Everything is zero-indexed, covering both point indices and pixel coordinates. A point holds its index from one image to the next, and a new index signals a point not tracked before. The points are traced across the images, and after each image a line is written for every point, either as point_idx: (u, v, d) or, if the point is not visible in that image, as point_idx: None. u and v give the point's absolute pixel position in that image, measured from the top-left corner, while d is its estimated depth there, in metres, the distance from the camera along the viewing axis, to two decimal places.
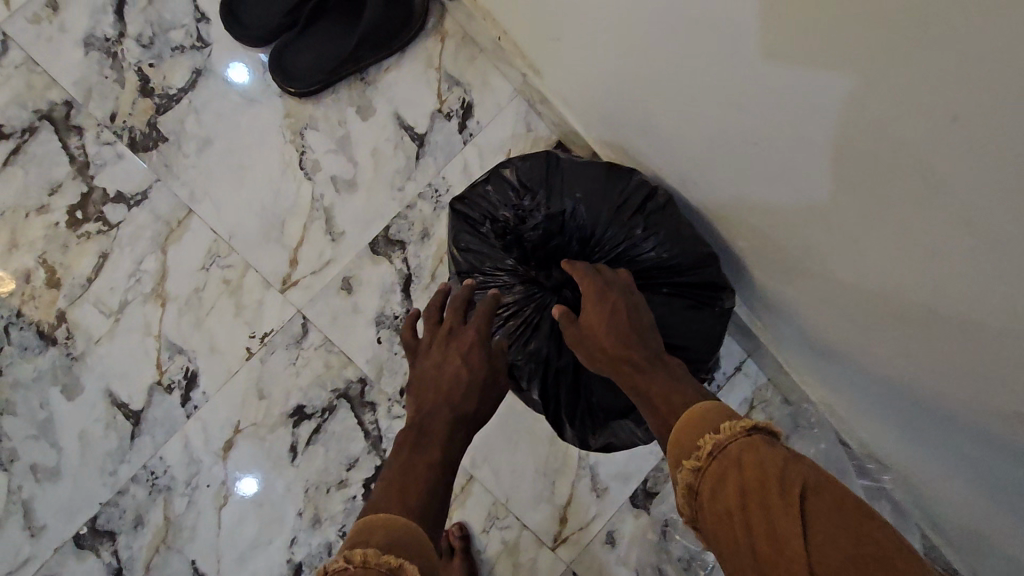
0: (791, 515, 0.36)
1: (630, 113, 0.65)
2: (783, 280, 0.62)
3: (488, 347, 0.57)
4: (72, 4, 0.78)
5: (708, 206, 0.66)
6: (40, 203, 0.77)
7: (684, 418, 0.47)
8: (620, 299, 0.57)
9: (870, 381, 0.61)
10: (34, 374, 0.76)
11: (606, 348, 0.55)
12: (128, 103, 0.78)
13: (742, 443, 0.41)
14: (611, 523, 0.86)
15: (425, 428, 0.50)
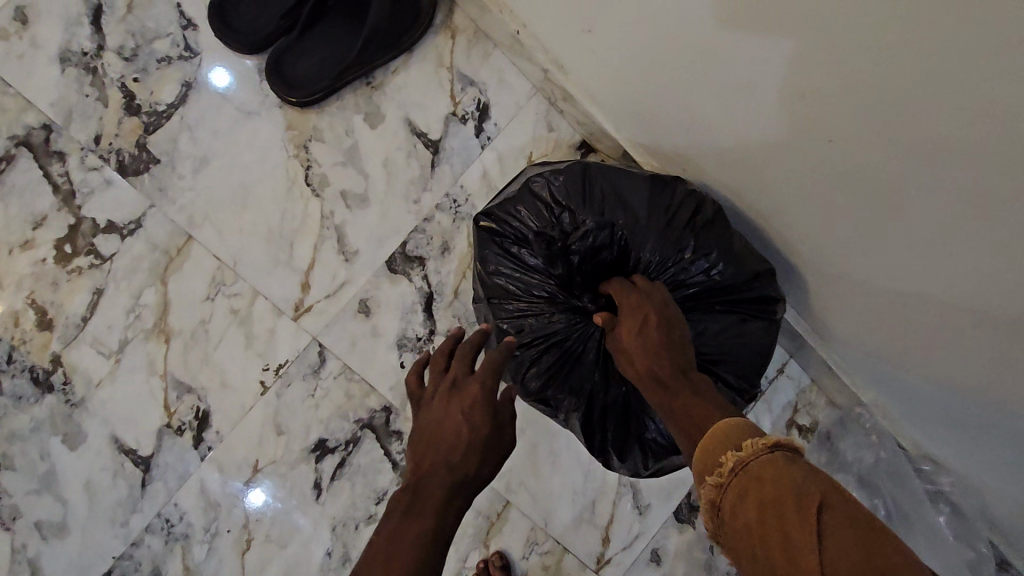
0: (806, 532, 0.30)
1: (675, 110, 0.61)
2: (842, 281, 0.61)
3: (495, 403, 0.48)
4: (44, 16, 0.71)
5: (761, 202, 0.62)
6: (25, 238, 0.70)
7: (709, 430, 0.40)
8: (652, 312, 0.51)
9: (941, 378, 0.60)
10: (31, 424, 0.70)
11: (638, 367, 0.49)
12: (114, 123, 0.71)
13: (760, 459, 0.35)
14: (657, 541, 0.81)
15: (418, 496, 0.44)
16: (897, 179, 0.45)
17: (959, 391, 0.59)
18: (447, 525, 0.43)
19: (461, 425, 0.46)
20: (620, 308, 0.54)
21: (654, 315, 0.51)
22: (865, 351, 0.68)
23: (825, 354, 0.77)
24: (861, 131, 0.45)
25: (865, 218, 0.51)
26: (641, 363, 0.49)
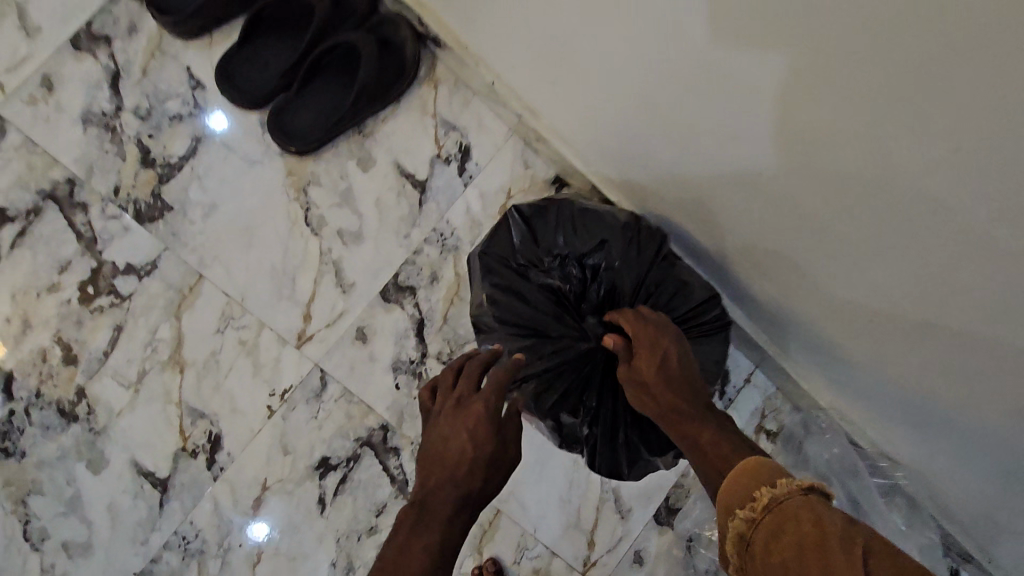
0: (851, 563, 0.34)
1: (635, 150, 0.69)
2: (795, 303, 0.68)
3: (497, 418, 0.55)
4: (67, 82, 0.79)
5: (716, 233, 0.69)
6: (51, 281, 0.77)
7: (740, 469, 0.46)
8: (671, 347, 0.59)
9: (889, 395, 0.68)
10: (57, 451, 0.76)
11: (657, 397, 0.56)
12: (131, 176, 0.79)
13: (797, 498, 0.40)
14: (640, 542, 0.88)
15: (426, 512, 0.49)
16: (829, 200, 0.50)
17: (905, 405, 0.67)
18: (450, 539, 0.49)
19: (464, 447, 0.52)
20: (635, 339, 0.61)
21: (670, 348, 0.59)
22: (824, 364, 0.75)
23: (788, 366, 0.84)
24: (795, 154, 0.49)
25: (805, 236, 0.56)
26: (653, 392, 0.57)
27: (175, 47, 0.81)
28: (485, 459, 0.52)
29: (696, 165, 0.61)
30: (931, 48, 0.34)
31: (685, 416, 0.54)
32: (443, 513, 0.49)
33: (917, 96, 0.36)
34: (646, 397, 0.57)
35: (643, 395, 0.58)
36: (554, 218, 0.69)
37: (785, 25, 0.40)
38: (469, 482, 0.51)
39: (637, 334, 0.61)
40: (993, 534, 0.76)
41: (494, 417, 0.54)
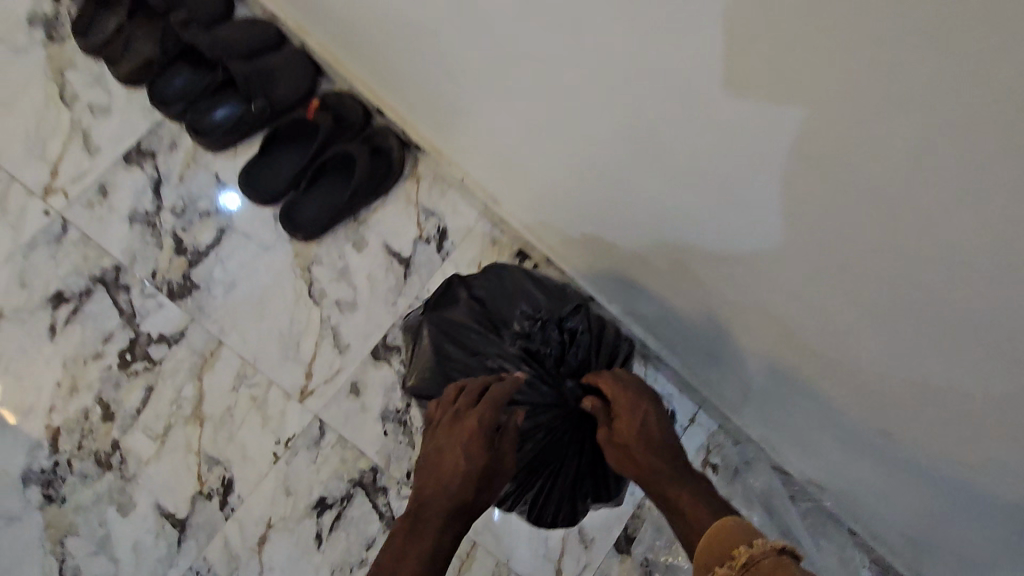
0: None
1: (592, 219, 0.80)
2: (760, 349, 0.73)
3: (489, 436, 0.63)
4: (119, 188, 0.97)
5: (651, 292, 0.84)
6: (96, 350, 0.93)
7: (721, 530, 0.54)
8: (648, 410, 0.66)
9: (840, 436, 0.76)
10: (92, 497, 0.89)
11: (635, 456, 0.64)
12: (167, 262, 0.96)
13: (771, 557, 0.47)
14: (602, 570, 0.98)
15: (423, 521, 0.60)
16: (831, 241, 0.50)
17: (868, 448, 0.73)
18: (442, 547, 0.59)
19: (457, 466, 0.61)
20: (614, 399, 0.67)
21: (649, 408, 0.66)
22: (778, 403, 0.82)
23: (728, 411, 0.97)
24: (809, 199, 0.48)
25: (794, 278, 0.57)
26: (635, 452, 0.64)
27: (206, 158, 1.00)
28: (475, 475, 0.61)
29: (676, 222, 0.66)
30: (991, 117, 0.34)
31: (667, 476, 0.62)
32: (436, 523, 0.60)
33: (844, 185, 0.45)
34: (633, 459, 0.64)
35: (629, 457, 0.65)
36: (499, 288, 0.77)
37: (839, 64, 0.38)
38: (461, 496, 0.60)
39: (620, 399, 0.67)
40: (897, 538, 0.89)
41: (487, 435, 0.63)
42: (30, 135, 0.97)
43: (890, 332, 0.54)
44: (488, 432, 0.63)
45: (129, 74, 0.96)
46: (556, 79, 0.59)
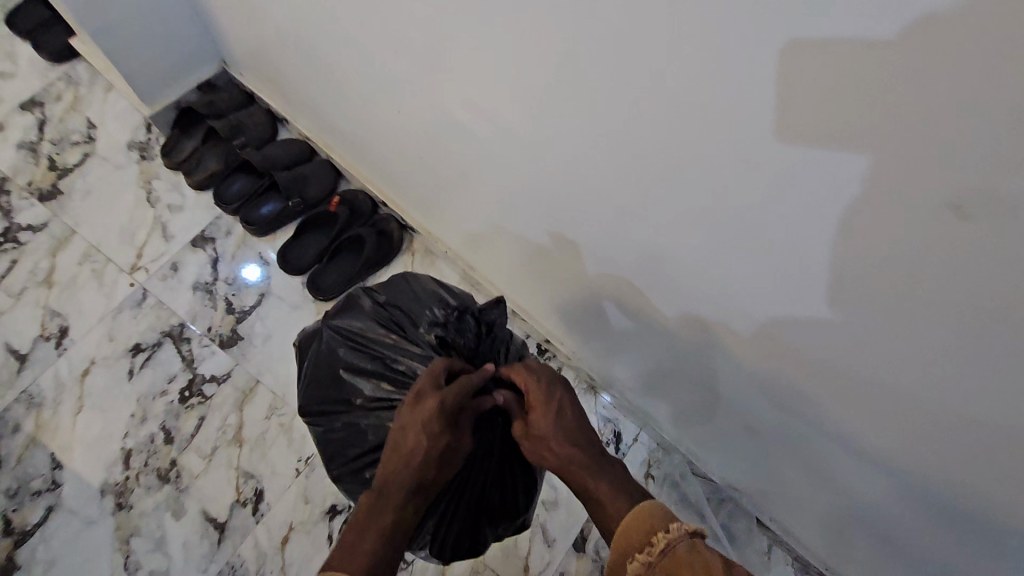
0: None
1: (552, 259, 0.94)
2: (734, 365, 0.77)
3: (448, 419, 0.61)
4: (185, 264, 1.28)
5: (590, 337, 1.10)
6: (162, 388, 1.19)
7: (633, 514, 0.53)
8: (563, 398, 0.64)
9: (830, 448, 0.75)
10: (154, 504, 1.12)
11: (553, 447, 0.60)
12: (220, 319, 1.25)
13: (687, 544, 0.48)
14: (562, 566, 1.20)
15: (377, 505, 0.56)
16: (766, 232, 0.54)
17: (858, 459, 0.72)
18: (392, 539, 0.54)
19: (420, 445, 0.58)
20: (531, 392, 0.64)
21: (560, 397, 0.64)
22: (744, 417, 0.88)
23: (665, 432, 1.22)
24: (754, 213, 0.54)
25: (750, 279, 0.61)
26: (547, 440, 0.61)
27: (253, 241, 1.31)
28: (436, 455, 0.59)
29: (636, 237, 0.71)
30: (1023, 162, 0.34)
31: (586, 465, 0.59)
32: (393, 506, 0.56)
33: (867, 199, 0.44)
34: (548, 449, 0.61)
35: (543, 443, 0.61)
36: (401, 298, 0.83)
37: (877, 92, 0.38)
38: (421, 476, 0.58)
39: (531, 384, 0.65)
40: (796, 533, 1.12)
41: (450, 415, 0.61)
42: (121, 226, 1.28)
43: (881, 344, 0.54)
44: (453, 412, 0.61)
45: (200, 182, 1.29)
46: (496, 190, 0.91)
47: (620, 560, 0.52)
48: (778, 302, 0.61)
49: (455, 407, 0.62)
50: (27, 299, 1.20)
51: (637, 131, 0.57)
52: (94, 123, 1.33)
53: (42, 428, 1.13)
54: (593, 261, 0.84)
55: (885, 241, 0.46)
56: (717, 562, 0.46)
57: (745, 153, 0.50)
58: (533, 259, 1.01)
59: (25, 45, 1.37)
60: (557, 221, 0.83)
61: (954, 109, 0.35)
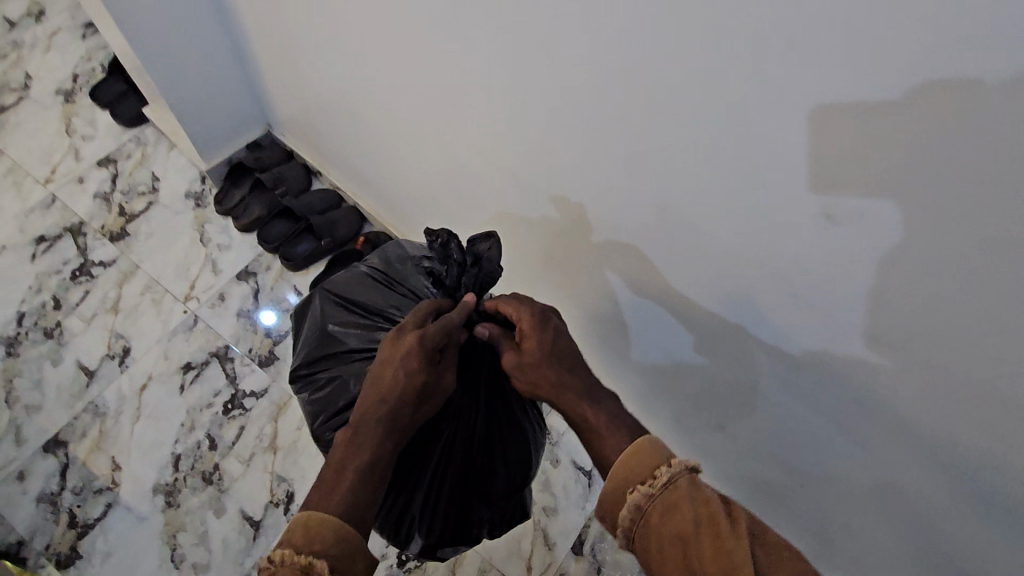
0: (735, 534, 0.50)
1: (558, 279, 1.09)
2: (714, 358, 0.90)
3: (423, 354, 0.67)
4: (231, 295, 1.47)
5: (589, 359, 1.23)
6: (208, 401, 1.36)
7: (632, 449, 0.59)
8: (556, 330, 0.72)
9: (788, 435, 0.88)
10: (199, 503, 1.27)
11: (552, 379, 0.68)
12: (259, 342, 1.42)
13: (687, 480, 0.54)
14: (562, 568, 1.31)
15: (351, 442, 0.62)
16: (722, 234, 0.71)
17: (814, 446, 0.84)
18: (366, 476, 0.60)
19: (395, 385, 0.65)
20: (525, 330, 0.72)
21: (557, 324, 0.73)
22: (719, 416, 1.01)
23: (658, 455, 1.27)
24: (711, 225, 0.72)
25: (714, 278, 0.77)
26: (546, 365, 0.69)
27: (289, 275, 1.50)
28: (408, 391, 0.65)
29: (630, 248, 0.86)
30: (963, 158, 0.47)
31: (589, 396, 0.66)
32: (365, 445, 0.62)
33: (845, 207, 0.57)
34: (549, 377, 0.68)
35: (542, 371, 0.69)
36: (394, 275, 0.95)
37: (871, 132, 0.51)
38: (392, 415, 0.64)
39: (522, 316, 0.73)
40: None
41: (424, 351, 0.68)
42: (178, 262, 1.48)
43: (844, 323, 0.66)
44: (426, 348, 0.68)
45: (246, 225, 1.50)
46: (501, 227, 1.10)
47: (617, 487, 0.57)
48: (741, 292, 0.76)
49: (430, 346, 0.69)
50: (97, 323, 1.40)
51: (609, 171, 0.79)
52: (158, 177, 1.57)
53: (105, 434, 1.30)
54: (588, 277, 1.00)
55: (798, 241, 0.64)
56: (718, 501, 0.53)
57: (690, 186, 0.70)
58: (537, 285, 1.16)
59: (102, 113, 1.63)
60: (555, 247, 1.01)
61: (906, 127, 0.48)
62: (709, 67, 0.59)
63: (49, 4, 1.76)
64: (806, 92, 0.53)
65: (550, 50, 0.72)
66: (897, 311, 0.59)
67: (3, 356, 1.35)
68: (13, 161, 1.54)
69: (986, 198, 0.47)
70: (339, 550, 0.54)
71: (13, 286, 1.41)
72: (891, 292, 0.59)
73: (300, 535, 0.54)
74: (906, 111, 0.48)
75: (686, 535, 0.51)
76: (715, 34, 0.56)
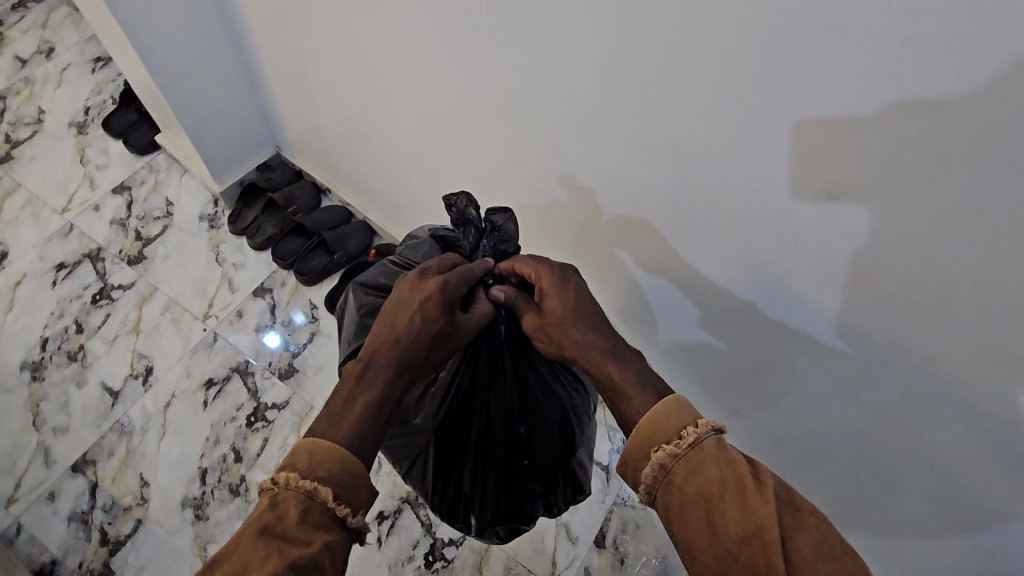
0: (761, 495, 0.52)
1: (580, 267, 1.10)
2: (727, 339, 0.96)
3: (444, 304, 0.68)
4: (249, 312, 1.51)
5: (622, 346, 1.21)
6: (232, 415, 1.39)
7: (657, 409, 0.59)
8: (576, 286, 0.72)
9: (807, 404, 0.92)
10: (227, 514, 1.29)
11: (577, 339, 0.67)
12: (278, 356, 1.46)
13: (714, 442, 0.56)
14: (585, 561, 1.34)
15: (362, 378, 0.62)
16: (724, 223, 0.78)
17: (823, 411, 0.90)
18: (373, 412, 0.60)
19: (412, 326, 0.65)
20: (546, 288, 0.72)
21: (576, 283, 0.72)
22: (734, 391, 1.06)
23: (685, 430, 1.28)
24: (716, 210, 0.77)
25: (723, 259, 0.83)
26: (567, 326, 0.68)
27: (304, 289, 1.54)
28: (424, 335, 0.66)
29: (642, 237, 0.91)
30: (933, 134, 0.54)
31: (613, 354, 0.66)
32: (376, 381, 0.62)
33: (833, 187, 0.64)
34: (570, 338, 0.68)
35: (563, 332, 0.69)
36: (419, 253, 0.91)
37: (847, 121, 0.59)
38: (407, 355, 0.64)
39: (540, 274, 0.73)
40: None
41: (442, 299, 0.68)
42: (196, 282, 1.53)
43: (847, 289, 0.71)
44: (443, 296, 0.68)
45: (261, 243, 1.56)
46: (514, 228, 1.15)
47: (640, 445, 0.59)
48: (752, 271, 0.81)
49: (450, 295, 0.69)
50: (119, 344, 1.44)
51: (618, 166, 0.84)
52: (171, 201, 1.62)
53: (132, 452, 1.33)
54: (602, 268, 1.05)
55: (799, 219, 0.70)
56: (744, 463, 0.55)
57: (693, 177, 0.76)
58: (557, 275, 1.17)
59: (114, 143, 1.68)
60: (574, 239, 1.04)
61: (881, 109, 0.56)
62: (707, 65, 0.65)
63: (59, 41, 1.82)
64: (801, 80, 0.59)
65: (556, 60, 0.78)
66: (892, 272, 0.65)
67: (28, 380, 1.39)
68: (31, 193, 1.60)
69: (971, 162, 0.53)
70: (345, 479, 0.55)
71: (35, 313, 1.46)
72: (885, 258, 0.65)
73: (304, 461, 0.55)
74: (883, 96, 0.55)
75: (710, 496, 0.53)
76: (709, 36, 0.62)
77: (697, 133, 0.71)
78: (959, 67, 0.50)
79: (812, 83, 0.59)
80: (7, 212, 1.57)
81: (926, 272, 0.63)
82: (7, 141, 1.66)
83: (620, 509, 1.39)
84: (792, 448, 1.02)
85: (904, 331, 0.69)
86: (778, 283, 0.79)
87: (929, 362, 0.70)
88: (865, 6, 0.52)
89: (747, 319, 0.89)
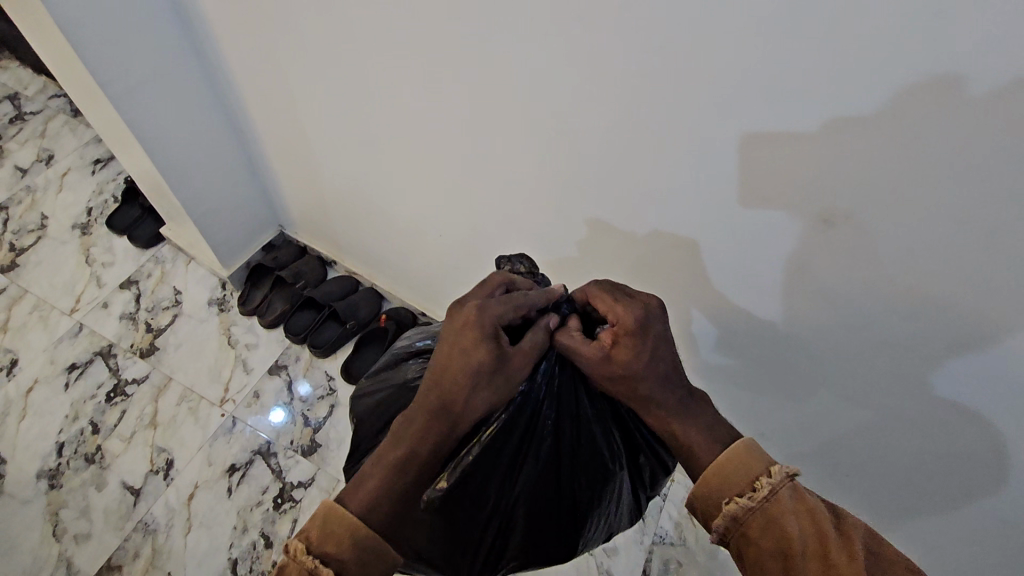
0: (838, 544, 0.53)
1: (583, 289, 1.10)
2: (755, 356, 0.98)
3: (501, 356, 0.65)
4: (265, 392, 1.49)
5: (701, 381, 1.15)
6: (257, 499, 1.35)
7: (729, 452, 0.60)
8: (657, 338, 0.65)
9: (844, 406, 0.93)
10: None
11: (640, 391, 0.65)
12: (298, 432, 1.44)
13: (789, 488, 0.57)
14: None
15: (397, 436, 0.62)
16: (735, 255, 0.82)
17: (868, 413, 0.91)
18: (403, 472, 0.61)
19: (454, 367, 0.63)
20: (622, 326, 0.66)
21: (658, 332, 0.65)
22: (766, 406, 1.07)
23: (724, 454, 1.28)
24: (724, 244, 0.81)
25: (737, 286, 0.86)
26: (637, 380, 0.64)
27: (318, 362, 1.54)
28: (473, 371, 0.63)
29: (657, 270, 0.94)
30: (919, 161, 0.58)
31: (677, 414, 0.64)
32: (413, 437, 0.62)
33: (834, 213, 0.68)
34: (637, 389, 0.65)
35: (632, 384, 0.65)
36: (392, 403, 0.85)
37: (838, 154, 0.62)
38: (450, 401, 0.63)
39: (619, 313, 0.66)
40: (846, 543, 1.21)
41: (486, 334, 0.65)
42: (211, 367, 1.52)
43: (866, 301, 0.74)
44: (486, 330, 0.65)
45: (272, 321, 1.57)
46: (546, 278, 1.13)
47: (712, 493, 0.59)
48: (767, 292, 0.84)
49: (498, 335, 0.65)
50: (137, 440, 1.42)
51: (623, 213, 0.88)
52: (179, 290, 1.64)
53: (158, 551, 1.29)
54: None
55: (802, 244, 0.74)
56: (823, 512, 0.56)
57: (699, 218, 0.80)
58: None
59: (119, 239, 1.71)
60: (586, 275, 1.05)
61: (866, 145, 0.60)
62: (693, 118, 0.69)
63: (58, 148, 1.88)
64: (787, 129, 0.64)
65: (554, 127, 0.82)
66: (906, 283, 0.69)
67: (46, 489, 1.35)
68: (38, 298, 1.61)
69: (956, 184, 0.58)
70: (356, 554, 0.55)
71: (49, 418, 1.44)
72: (898, 273, 0.69)
73: (318, 528, 0.55)
74: (864, 134, 0.59)
75: (789, 552, 0.54)
76: (693, 97, 0.67)
77: (696, 179, 0.76)
78: (932, 108, 0.54)
79: (797, 130, 0.63)
80: (16, 319, 1.57)
81: (942, 283, 0.66)
82: (12, 250, 1.68)
83: (660, 547, 1.35)
84: (839, 452, 1.03)
85: (929, 330, 0.72)
86: (797, 302, 0.82)
87: (958, 356, 0.72)
88: (835, 61, 0.56)
89: (769, 334, 0.91)
